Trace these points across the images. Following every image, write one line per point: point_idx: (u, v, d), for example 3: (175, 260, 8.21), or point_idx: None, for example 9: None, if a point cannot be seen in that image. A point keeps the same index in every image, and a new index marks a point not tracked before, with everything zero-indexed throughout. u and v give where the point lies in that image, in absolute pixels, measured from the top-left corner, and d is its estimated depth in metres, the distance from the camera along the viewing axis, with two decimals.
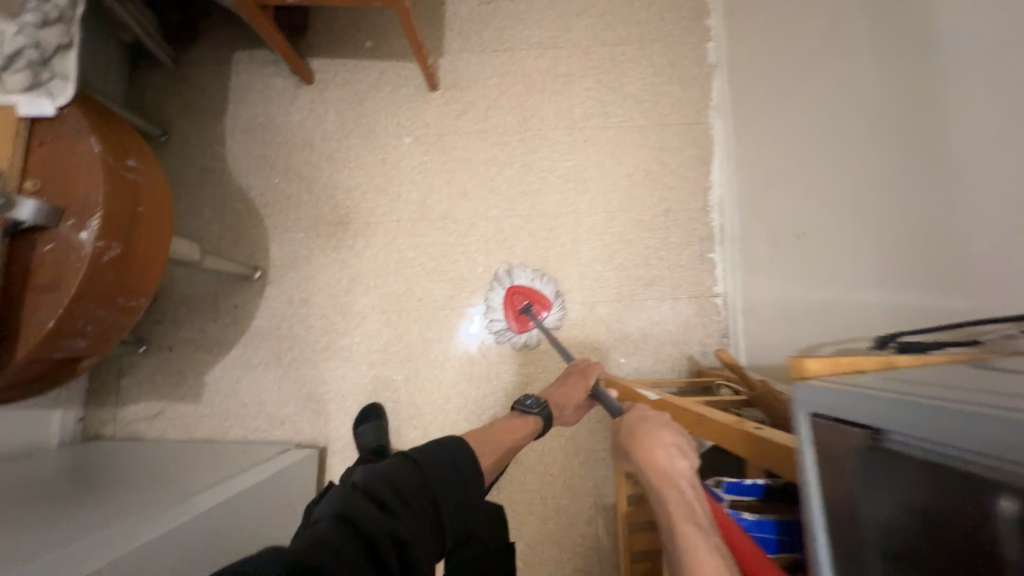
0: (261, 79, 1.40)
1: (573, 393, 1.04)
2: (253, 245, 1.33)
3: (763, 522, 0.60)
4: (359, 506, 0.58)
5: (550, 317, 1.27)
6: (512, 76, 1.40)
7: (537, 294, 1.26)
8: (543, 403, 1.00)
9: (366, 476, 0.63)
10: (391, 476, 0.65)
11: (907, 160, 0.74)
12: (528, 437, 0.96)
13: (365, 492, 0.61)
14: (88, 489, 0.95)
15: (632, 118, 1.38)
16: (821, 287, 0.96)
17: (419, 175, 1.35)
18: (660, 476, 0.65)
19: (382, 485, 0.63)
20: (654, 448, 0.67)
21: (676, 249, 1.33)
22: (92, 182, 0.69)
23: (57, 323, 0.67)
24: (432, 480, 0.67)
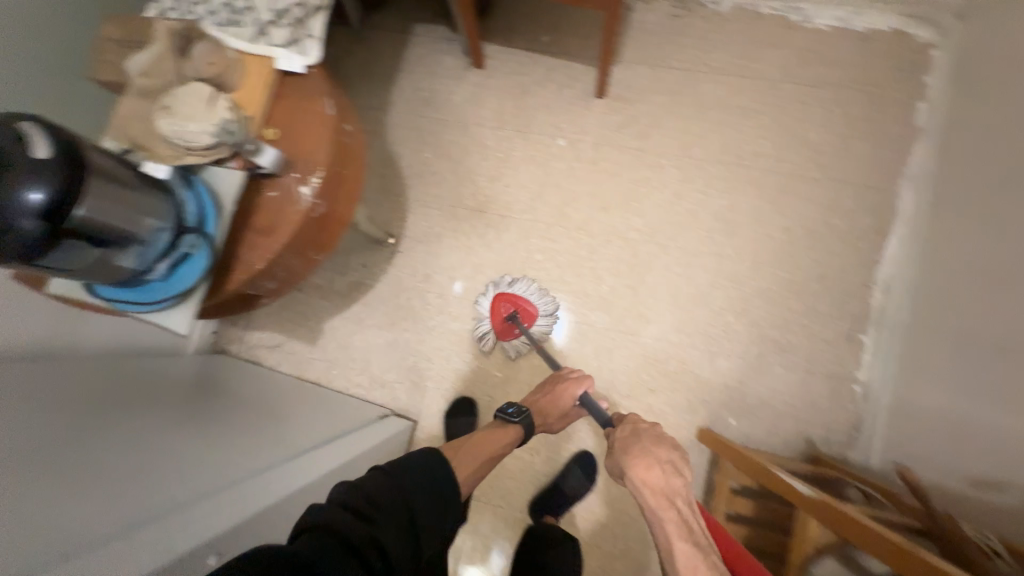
0: (436, 52, 1.42)
1: (557, 403, 1.02)
2: (392, 210, 1.37)
3: None
4: (339, 517, 0.61)
5: (536, 327, 1.23)
6: (685, 97, 1.32)
7: (524, 301, 1.23)
8: (524, 411, 0.99)
9: (341, 492, 0.66)
10: (370, 488, 0.68)
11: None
12: (508, 444, 0.95)
13: (341, 506, 0.64)
14: (227, 400, 1.05)
15: (806, 168, 1.27)
16: (1014, 416, 0.80)
17: (565, 180, 1.32)
18: (659, 494, 0.72)
19: (357, 498, 0.66)
20: (652, 466, 0.74)
21: (821, 320, 1.21)
22: (320, 142, 0.73)
23: (264, 265, 0.72)
24: (414, 497, 0.70)
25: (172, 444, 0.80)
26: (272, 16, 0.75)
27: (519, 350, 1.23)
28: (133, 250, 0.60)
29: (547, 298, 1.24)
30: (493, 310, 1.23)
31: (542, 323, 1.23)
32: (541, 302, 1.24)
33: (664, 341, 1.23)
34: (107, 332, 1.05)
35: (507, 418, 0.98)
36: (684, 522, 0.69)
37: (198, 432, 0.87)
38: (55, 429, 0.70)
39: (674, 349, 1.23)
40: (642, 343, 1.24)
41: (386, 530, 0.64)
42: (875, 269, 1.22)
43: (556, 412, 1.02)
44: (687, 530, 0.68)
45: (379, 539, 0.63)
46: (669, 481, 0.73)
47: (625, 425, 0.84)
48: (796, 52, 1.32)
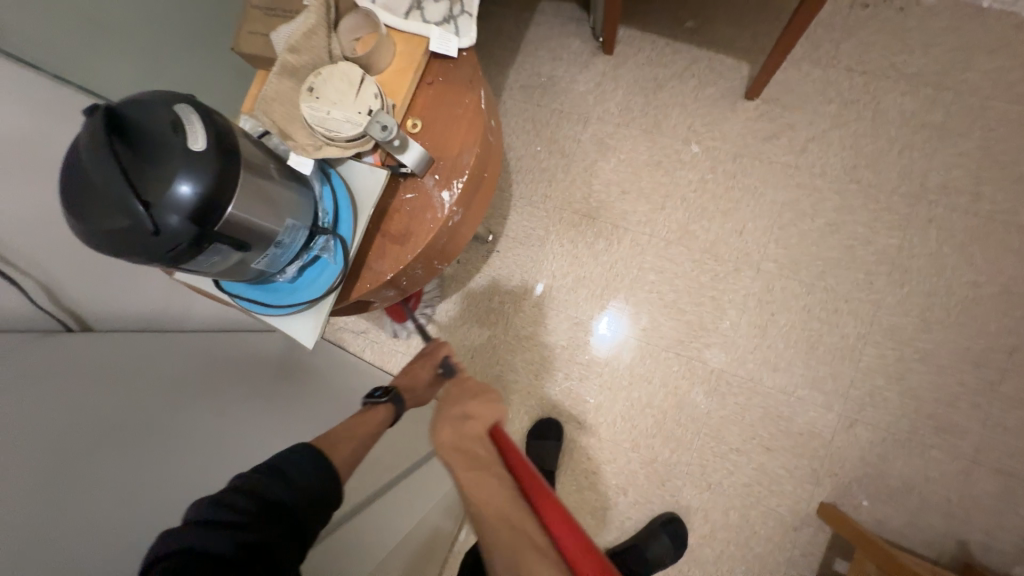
0: (560, 33, 1.27)
1: (420, 373, 0.86)
2: (493, 207, 1.27)
3: None
4: (209, 535, 0.49)
5: (427, 298, 1.24)
6: (860, 108, 1.09)
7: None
8: (389, 390, 0.81)
9: (200, 507, 0.52)
10: (238, 490, 0.55)
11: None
12: (381, 424, 0.77)
13: (200, 520, 0.51)
14: (307, 391, 0.99)
15: (1014, 210, 1.01)
16: None
17: (694, 193, 1.15)
18: (451, 447, 0.66)
19: (208, 504, 0.52)
20: (442, 425, 0.69)
21: (1001, 403, 0.99)
22: (468, 140, 0.63)
23: (392, 276, 0.64)
24: (291, 503, 0.58)
25: (221, 452, 0.73)
26: None
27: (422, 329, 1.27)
28: (270, 253, 0.54)
29: None
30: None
31: (427, 295, 1.23)
32: None
33: (791, 396, 1.06)
34: (203, 305, 1.03)
35: (372, 400, 0.80)
36: (472, 453, 0.64)
37: (256, 439, 0.79)
38: (132, 415, 0.68)
39: (801, 406, 1.05)
40: (764, 394, 1.07)
41: (271, 533, 0.54)
42: None
43: (422, 387, 0.85)
44: (471, 463, 0.63)
45: (269, 545, 0.53)
46: (458, 425, 0.68)
47: (454, 383, 0.79)
48: (1020, 62, 1.04)
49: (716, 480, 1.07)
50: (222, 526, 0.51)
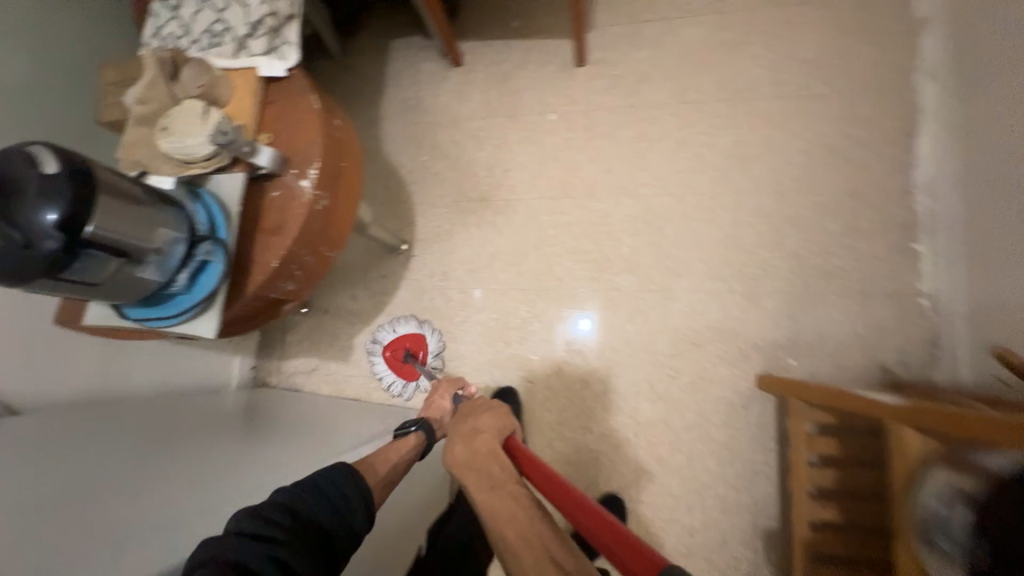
0: (415, 61, 1.46)
1: (440, 403, 1.00)
2: (400, 219, 1.38)
3: None
4: (252, 549, 0.54)
5: (433, 351, 1.22)
6: (667, 46, 1.29)
7: (408, 335, 1.22)
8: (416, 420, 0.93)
9: (241, 520, 0.57)
10: (279, 507, 0.61)
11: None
12: (412, 447, 0.88)
13: (243, 530, 0.56)
14: (262, 423, 1.06)
15: (811, 85, 1.20)
16: None
17: (562, 152, 1.31)
18: (466, 466, 0.79)
19: (256, 514, 0.58)
20: (454, 448, 0.82)
21: (865, 238, 1.11)
22: (312, 135, 0.75)
23: (278, 263, 0.72)
24: (319, 528, 0.62)
25: (188, 467, 0.79)
26: (248, 29, 0.78)
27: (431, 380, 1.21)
28: (151, 260, 0.62)
29: (407, 320, 1.24)
30: (387, 361, 1.21)
31: (432, 349, 1.21)
32: (407, 325, 1.23)
33: (698, 291, 1.17)
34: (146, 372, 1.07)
35: (404, 430, 0.91)
36: (486, 473, 0.76)
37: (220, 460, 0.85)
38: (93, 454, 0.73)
39: (710, 298, 1.16)
40: (676, 298, 1.18)
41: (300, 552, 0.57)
42: (912, 172, 1.12)
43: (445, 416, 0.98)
44: (484, 482, 0.75)
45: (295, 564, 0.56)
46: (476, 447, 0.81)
47: (465, 406, 0.94)
48: None
49: (664, 388, 1.15)
50: (261, 541, 0.55)
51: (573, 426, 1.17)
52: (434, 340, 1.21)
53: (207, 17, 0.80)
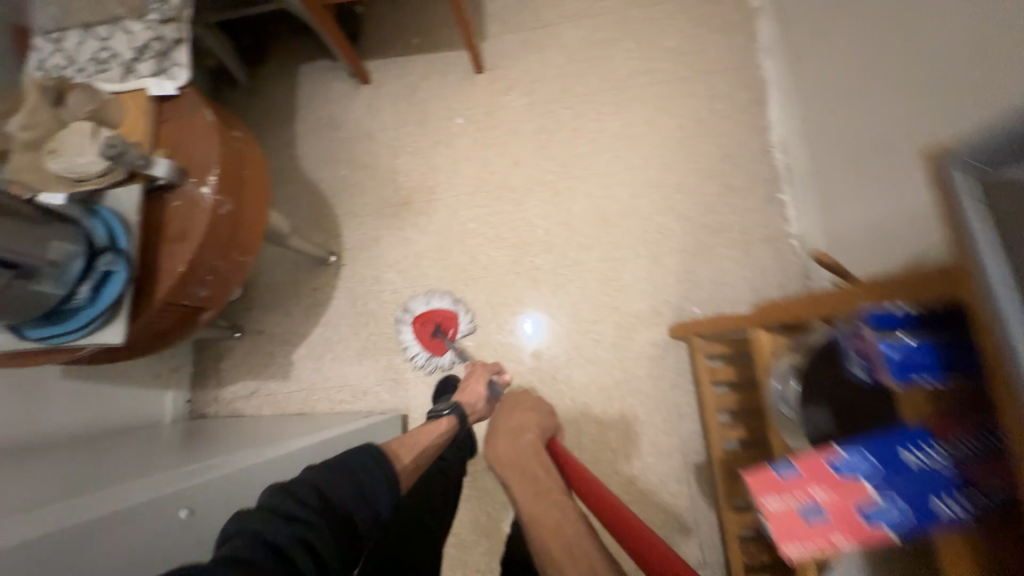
0: (324, 82, 1.52)
1: (477, 390, 1.07)
2: (326, 232, 1.42)
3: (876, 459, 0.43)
4: (278, 531, 0.55)
5: (462, 328, 1.26)
6: (553, 48, 1.43)
7: (442, 310, 1.26)
8: (454, 404, 1.02)
9: (272, 497, 0.59)
10: (309, 487, 0.62)
11: (912, 98, 0.75)
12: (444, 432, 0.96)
13: (273, 509, 0.58)
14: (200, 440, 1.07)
15: (677, 71, 1.37)
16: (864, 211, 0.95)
17: (473, 151, 1.41)
18: (509, 463, 0.89)
19: (291, 495, 0.60)
20: (498, 444, 0.93)
21: (740, 194, 1.28)
22: (207, 144, 0.79)
23: (185, 268, 0.75)
24: (347, 509, 0.64)
25: (129, 472, 0.79)
26: (135, 54, 0.82)
27: (451, 360, 1.24)
28: (44, 273, 0.63)
29: (442, 296, 1.28)
30: (416, 332, 1.26)
31: (462, 328, 1.25)
32: (442, 302, 1.27)
33: (609, 260, 1.28)
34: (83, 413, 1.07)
35: (438, 414, 1.01)
36: (530, 477, 0.85)
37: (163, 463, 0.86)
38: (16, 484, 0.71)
39: (620, 264, 1.28)
40: (590, 269, 1.28)
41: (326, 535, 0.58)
42: (768, 135, 1.31)
43: (478, 400, 1.06)
44: (528, 485, 0.84)
45: (316, 548, 0.57)
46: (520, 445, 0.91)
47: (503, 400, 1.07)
48: None
49: (591, 351, 1.24)
50: (288, 520, 0.57)
51: None
52: (466, 321, 1.25)
53: (92, 47, 0.83)
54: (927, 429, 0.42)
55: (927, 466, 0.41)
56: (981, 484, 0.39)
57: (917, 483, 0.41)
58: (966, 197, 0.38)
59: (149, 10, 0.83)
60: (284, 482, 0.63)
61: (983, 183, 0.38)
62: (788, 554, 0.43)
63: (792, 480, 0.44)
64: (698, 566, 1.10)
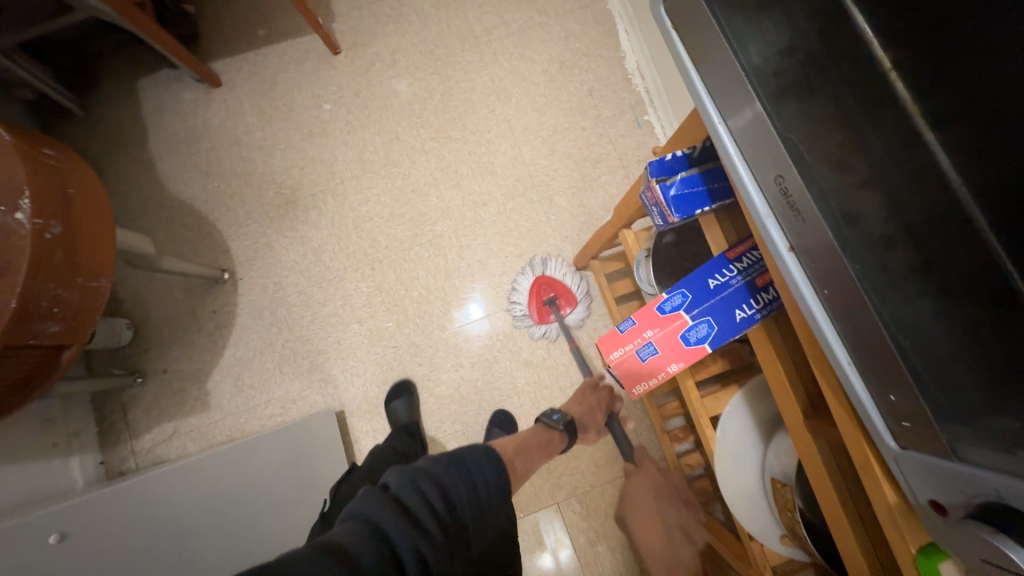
0: (171, 94, 1.40)
1: (593, 406, 1.07)
2: (213, 250, 1.33)
3: (694, 291, 0.48)
4: (395, 528, 0.52)
5: (574, 314, 1.24)
6: (406, 17, 1.41)
7: (566, 287, 1.23)
8: (568, 419, 0.99)
9: (401, 484, 0.57)
10: (434, 486, 0.58)
11: None
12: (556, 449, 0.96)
13: (397, 500, 0.55)
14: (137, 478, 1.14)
15: (530, 18, 1.40)
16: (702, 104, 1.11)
17: (349, 134, 1.37)
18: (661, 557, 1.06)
19: (418, 491, 0.56)
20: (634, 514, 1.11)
21: (612, 124, 1.35)
22: (11, 167, 0.71)
23: (19, 303, 0.68)
24: (463, 512, 0.59)
25: None
26: None
27: (550, 333, 1.25)
28: None
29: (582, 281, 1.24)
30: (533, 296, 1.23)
31: (578, 314, 1.24)
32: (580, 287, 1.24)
33: (507, 212, 1.31)
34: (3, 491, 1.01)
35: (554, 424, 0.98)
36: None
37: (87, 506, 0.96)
38: None
39: (518, 214, 1.31)
40: (491, 223, 1.31)
41: (442, 549, 0.53)
42: (625, 64, 1.38)
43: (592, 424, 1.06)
44: None
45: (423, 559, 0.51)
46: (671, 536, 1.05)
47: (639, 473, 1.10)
48: None
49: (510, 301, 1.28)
50: (407, 519, 0.53)
51: (449, 367, 1.25)
52: (581, 313, 1.22)
53: None
54: (724, 256, 0.48)
55: (727, 284, 0.47)
56: (763, 285, 0.47)
57: (721, 302, 0.47)
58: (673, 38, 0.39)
59: None
60: (414, 467, 0.60)
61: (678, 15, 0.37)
62: (638, 393, 0.50)
63: (632, 331, 0.49)
64: None
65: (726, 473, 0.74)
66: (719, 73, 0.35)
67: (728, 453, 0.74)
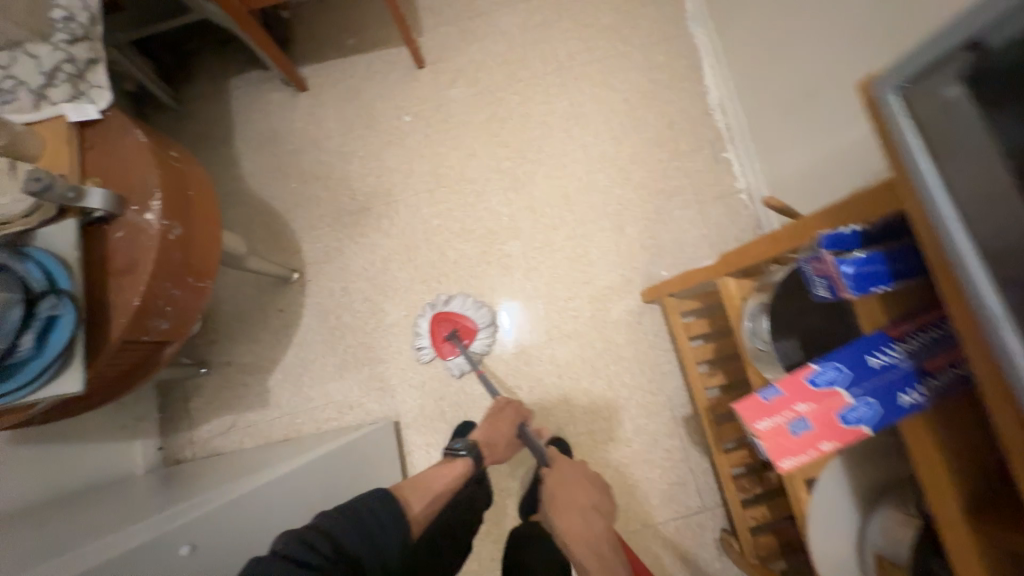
0: (259, 94, 1.45)
1: (500, 426, 1.05)
2: (286, 250, 1.36)
3: (850, 368, 0.47)
4: None
5: (480, 342, 1.24)
6: (492, 36, 1.43)
7: (464, 318, 1.24)
8: (472, 445, 0.96)
9: (286, 542, 0.63)
10: (323, 537, 0.65)
11: (841, 40, 0.88)
12: (457, 475, 0.92)
13: (284, 557, 0.61)
14: (190, 476, 1.09)
15: (615, 46, 1.41)
16: (799, 149, 1.09)
17: (426, 148, 1.39)
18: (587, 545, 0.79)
19: (304, 545, 0.63)
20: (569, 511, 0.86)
21: (690, 157, 1.34)
22: (145, 168, 0.74)
23: (141, 301, 0.70)
24: (354, 555, 0.66)
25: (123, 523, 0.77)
26: (43, 79, 0.76)
27: (461, 366, 1.23)
28: None
29: (482, 308, 1.25)
30: (434, 332, 1.24)
31: (480, 342, 1.23)
32: (478, 314, 1.24)
33: (577, 238, 1.31)
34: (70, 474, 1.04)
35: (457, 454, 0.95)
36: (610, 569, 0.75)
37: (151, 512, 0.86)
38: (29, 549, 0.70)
39: (587, 241, 1.31)
40: (560, 248, 1.31)
41: None
42: (707, 99, 1.37)
43: (501, 441, 1.03)
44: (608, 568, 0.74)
45: None
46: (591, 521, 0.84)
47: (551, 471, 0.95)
48: None
49: (572, 328, 1.27)
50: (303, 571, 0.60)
51: (506, 387, 1.25)
52: (484, 338, 1.22)
53: None
54: (885, 334, 0.46)
55: (892, 366, 0.45)
56: (935, 372, 0.45)
57: (887, 383, 0.45)
58: (903, 123, 0.36)
59: (55, 30, 0.78)
60: (294, 527, 0.66)
61: (917, 105, 0.36)
62: (783, 468, 0.47)
63: (776, 401, 0.47)
64: (698, 510, 1.17)
65: (820, 541, 0.70)
66: (974, 167, 0.34)
67: (821, 522, 0.70)
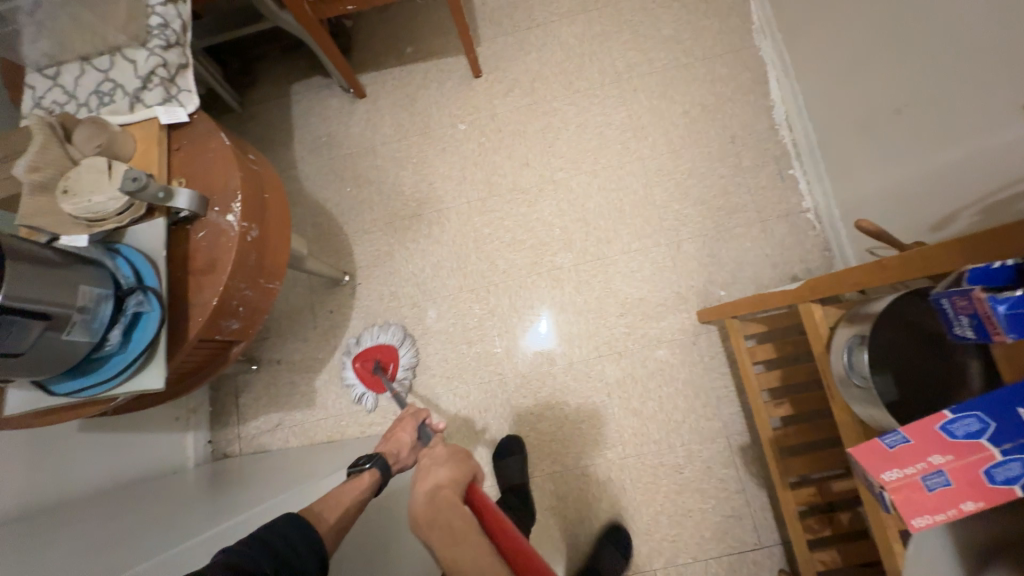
0: (319, 100, 1.48)
1: (401, 437, 0.88)
2: (339, 253, 1.38)
3: (995, 421, 0.42)
4: None
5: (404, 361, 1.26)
6: (549, 47, 1.42)
7: (379, 347, 1.26)
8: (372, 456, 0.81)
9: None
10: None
11: (943, 55, 0.82)
12: (365, 490, 0.76)
13: None
14: (240, 471, 1.11)
15: (675, 58, 1.37)
16: (879, 170, 1.03)
17: (479, 156, 1.39)
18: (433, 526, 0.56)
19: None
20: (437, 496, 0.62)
21: (754, 173, 1.28)
22: (228, 169, 0.75)
23: (218, 301, 0.71)
24: None
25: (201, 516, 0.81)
26: (139, 83, 0.79)
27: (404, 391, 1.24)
28: (77, 322, 0.58)
29: (391, 328, 1.28)
30: (359, 373, 1.26)
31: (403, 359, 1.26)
32: (390, 336, 1.27)
33: (630, 254, 1.27)
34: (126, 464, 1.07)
35: (358, 469, 0.80)
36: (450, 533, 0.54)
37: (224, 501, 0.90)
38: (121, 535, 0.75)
39: (640, 257, 1.27)
40: (613, 262, 1.27)
41: None
42: (773, 113, 1.31)
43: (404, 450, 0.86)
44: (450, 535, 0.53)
45: None
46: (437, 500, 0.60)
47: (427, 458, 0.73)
48: None
49: (622, 344, 1.23)
50: None
51: (552, 402, 1.22)
52: (405, 352, 1.25)
53: (92, 79, 0.81)
54: None
55: None
56: None
57: None
58: None
59: (151, 36, 0.81)
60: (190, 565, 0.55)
61: None
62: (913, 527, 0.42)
63: (903, 448, 0.45)
64: (754, 547, 1.10)
65: None
66: None
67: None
